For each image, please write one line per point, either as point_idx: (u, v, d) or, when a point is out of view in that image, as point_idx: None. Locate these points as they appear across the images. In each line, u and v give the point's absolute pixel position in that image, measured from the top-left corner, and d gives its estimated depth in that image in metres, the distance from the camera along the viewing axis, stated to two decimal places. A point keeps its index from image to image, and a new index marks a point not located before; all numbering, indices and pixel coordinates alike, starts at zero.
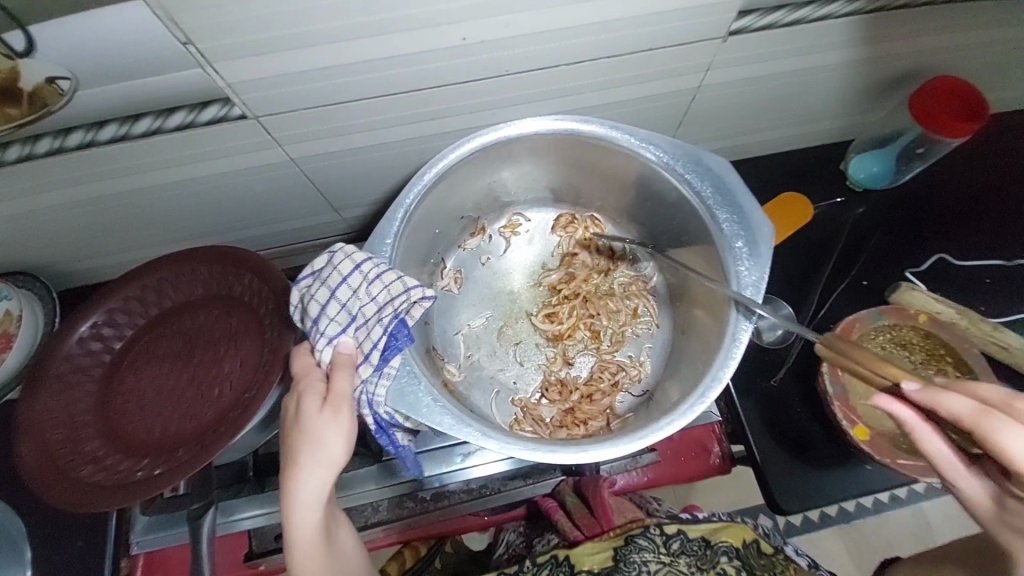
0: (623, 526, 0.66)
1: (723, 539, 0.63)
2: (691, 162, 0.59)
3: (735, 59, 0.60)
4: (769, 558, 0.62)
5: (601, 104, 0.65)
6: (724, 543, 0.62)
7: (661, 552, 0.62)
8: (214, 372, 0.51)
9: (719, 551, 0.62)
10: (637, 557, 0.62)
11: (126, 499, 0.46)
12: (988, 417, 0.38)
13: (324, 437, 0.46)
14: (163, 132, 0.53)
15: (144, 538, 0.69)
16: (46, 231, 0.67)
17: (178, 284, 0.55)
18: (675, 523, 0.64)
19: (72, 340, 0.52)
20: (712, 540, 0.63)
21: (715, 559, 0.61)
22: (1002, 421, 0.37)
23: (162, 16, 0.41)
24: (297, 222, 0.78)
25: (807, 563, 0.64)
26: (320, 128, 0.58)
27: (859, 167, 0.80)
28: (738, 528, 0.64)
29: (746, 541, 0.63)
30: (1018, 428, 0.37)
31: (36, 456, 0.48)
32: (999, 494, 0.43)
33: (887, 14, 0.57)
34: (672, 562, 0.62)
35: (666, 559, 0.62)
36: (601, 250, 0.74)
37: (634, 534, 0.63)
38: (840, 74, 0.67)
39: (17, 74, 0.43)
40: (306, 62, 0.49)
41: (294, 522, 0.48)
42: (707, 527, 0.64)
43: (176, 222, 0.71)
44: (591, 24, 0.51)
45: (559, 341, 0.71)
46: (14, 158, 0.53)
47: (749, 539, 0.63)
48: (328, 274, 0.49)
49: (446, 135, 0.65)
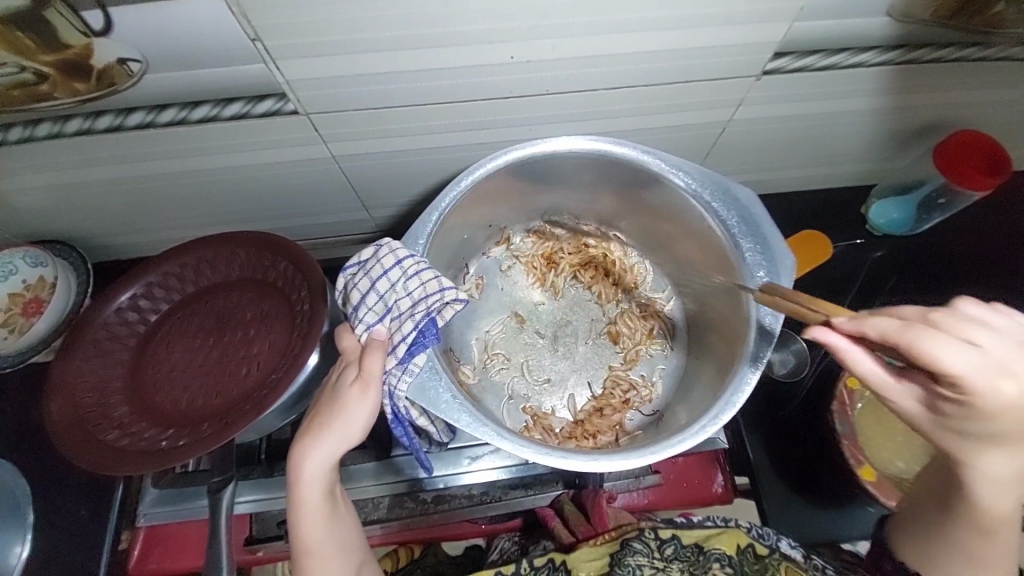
0: (619, 529, 0.65)
1: (716, 547, 0.62)
2: (718, 191, 0.60)
3: (767, 97, 0.63)
4: (763, 562, 0.62)
5: (632, 128, 0.67)
6: (717, 550, 0.62)
7: (655, 556, 0.62)
8: (243, 353, 0.53)
9: (711, 558, 0.62)
10: (632, 560, 0.61)
11: (146, 466, 0.47)
12: (914, 329, 0.37)
13: (348, 412, 0.49)
14: (217, 120, 0.56)
15: (151, 511, 0.69)
16: (89, 203, 0.70)
17: (215, 265, 0.57)
18: (669, 528, 0.64)
19: (110, 308, 0.55)
20: (705, 546, 0.63)
21: (707, 564, 0.61)
22: (926, 332, 0.37)
23: (236, 12, 0.44)
24: (328, 217, 0.80)
25: (802, 554, 0.62)
26: (364, 129, 0.61)
27: (879, 213, 0.81)
28: (732, 535, 0.63)
29: (740, 548, 0.63)
30: (940, 338, 0.37)
31: (67, 415, 0.50)
32: (931, 402, 0.43)
33: (917, 66, 0.59)
34: (665, 567, 0.61)
35: (659, 564, 0.61)
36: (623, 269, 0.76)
37: (629, 538, 0.63)
38: (867, 120, 0.69)
39: (90, 52, 0.46)
40: (361, 67, 0.52)
41: (300, 494, 0.50)
42: (700, 533, 0.64)
43: (214, 206, 0.74)
44: (633, 53, 0.54)
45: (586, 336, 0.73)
46: (73, 131, 0.56)
47: (744, 546, 0.63)
48: (372, 265, 0.53)
49: (483, 146, 0.67)
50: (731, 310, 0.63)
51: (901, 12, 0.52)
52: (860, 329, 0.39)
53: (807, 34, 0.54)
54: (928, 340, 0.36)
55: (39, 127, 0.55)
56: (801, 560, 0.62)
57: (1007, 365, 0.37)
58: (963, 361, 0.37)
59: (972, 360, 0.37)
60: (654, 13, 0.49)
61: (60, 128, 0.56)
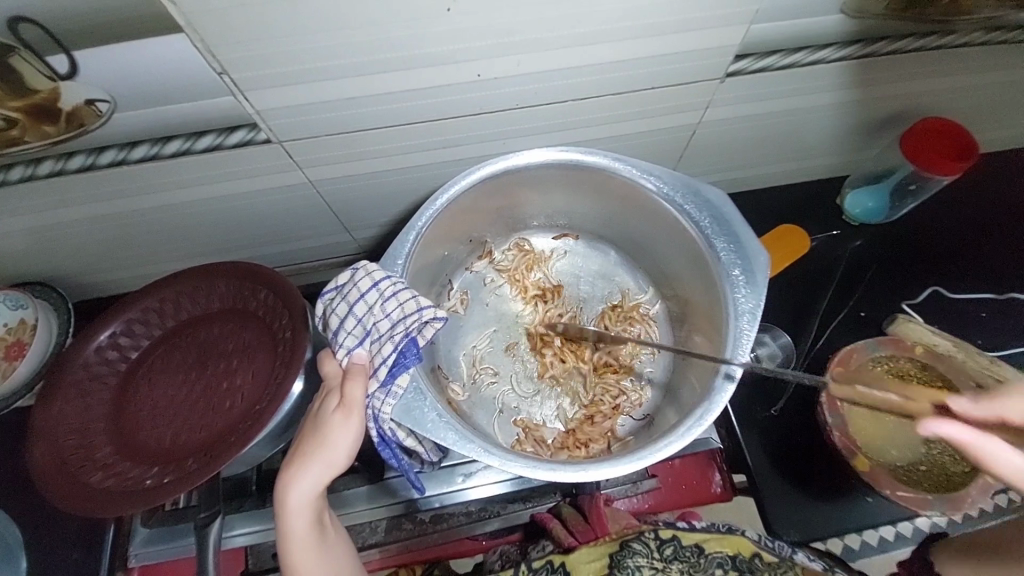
0: (619, 531, 0.65)
1: (718, 550, 0.62)
2: (691, 193, 0.61)
3: (733, 98, 0.64)
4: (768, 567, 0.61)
5: (604, 136, 0.68)
6: (719, 554, 0.61)
7: (655, 557, 0.61)
8: (227, 384, 0.53)
9: (714, 562, 0.61)
10: (631, 562, 0.60)
11: (131, 507, 0.47)
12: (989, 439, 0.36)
13: (332, 439, 0.48)
14: (191, 154, 0.56)
15: (142, 551, 0.67)
16: (67, 243, 0.70)
17: (195, 298, 0.56)
18: (669, 529, 0.63)
19: (90, 348, 0.54)
20: (706, 549, 0.62)
21: (709, 568, 0.61)
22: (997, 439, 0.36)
23: (201, 48, 0.45)
24: (310, 241, 0.80)
25: (824, 567, 0.63)
26: (338, 153, 0.62)
27: (854, 203, 0.83)
28: (736, 540, 0.63)
29: (744, 554, 0.62)
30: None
31: (49, 459, 0.50)
32: None
33: (875, 59, 0.61)
34: (665, 568, 0.61)
35: (658, 564, 0.61)
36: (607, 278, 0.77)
37: (628, 540, 0.62)
38: (834, 114, 0.71)
39: (58, 95, 0.46)
40: (331, 93, 0.53)
41: (287, 525, 0.49)
42: (700, 536, 0.63)
43: (193, 238, 0.74)
44: (597, 64, 0.55)
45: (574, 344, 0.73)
46: (46, 172, 0.56)
47: (748, 554, 0.62)
48: (349, 290, 0.53)
49: (458, 163, 0.68)
50: (711, 310, 0.63)
51: (854, 8, 0.53)
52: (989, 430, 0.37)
53: (765, 36, 0.55)
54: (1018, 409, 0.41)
55: (11, 172, 0.55)
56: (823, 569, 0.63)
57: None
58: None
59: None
60: (613, 25, 0.50)
61: (33, 171, 0.56)
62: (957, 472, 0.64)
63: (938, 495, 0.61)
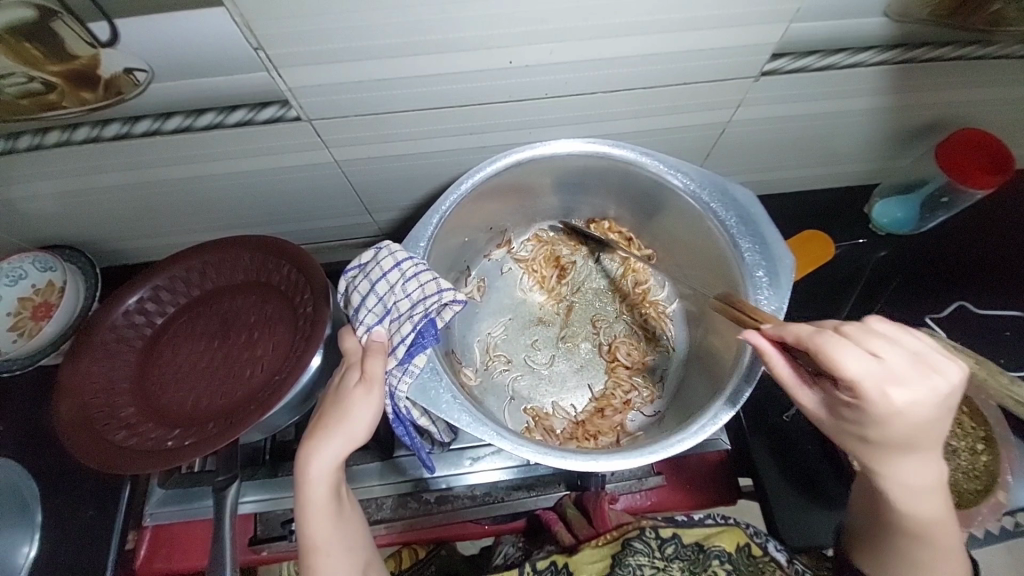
0: (619, 529, 0.67)
1: (716, 544, 0.65)
2: (717, 192, 0.61)
3: (766, 98, 0.63)
4: (756, 561, 0.64)
5: (630, 131, 0.68)
6: (717, 547, 0.64)
7: (655, 556, 0.64)
8: (248, 354, 0.54)
9: (711, 555, 0.64)
10: (633, 560, 0.64)
11: (154, 466, 0.48)
12: (818, 338, 0.41)
13: (353, 413, 0.49)
14: (222, 127, 0.57)
15: (157, 511, 0.69)
16: (97, 209, 0.71)
17: (221, 269, 0.58)
18: (670, 528, 0.66)
19: (118, 311, 0.56)
20: (705, 545, 0.65)
21: (708, 562, 0.64)
22: (833, 337, 0.40)
23: (239, 22, 0.45)
24: (332, 221, 0.81)
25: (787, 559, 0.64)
26: (364, 134, 0.62)
27: (882, 212, 0.81)
28: (732, 533, 0.65)
29: (739, 545, 0.65)
30: (845, 348, 0.40)
31: (74, 415, 0.51)
32: (835, 409, 0.45)
33: (914, 65, 0.59)
34: (666, 566, 0.63)
35: (660, 563, 0.64)
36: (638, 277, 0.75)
37: (630, 538, 0.65)
38: (868, 120, 0.69)
39: (97, 62, 0.47)
40: (361, 74, 0.53)
41: (307, 494, 0.51)
42: (700, 532, 0.66)
43: (219, 211, 0.75)
44: (628, 57, 0.54)
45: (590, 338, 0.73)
46: (81, 139, 0.57)
47: (741, 544, 0.65)
48: (372, 268, 0.54)
49: (483, 150, 0.68)
50: None
51: (898, 12, 0.52)
52: (781, 336, 0.44)
53: (804, 35, 0.54)
54: (836, 348, 0.40)
55: (48, 136, 0.57)
56: (785, 563, 0.64)
57: (910, 381, 0.40)
58: (867, 373, 0.39)
59: (877, 372, 0.39)
60: (648, 17, 0.49)
61: (68, 136, 0.57)
62: (969, 490, 0.66)
63: None
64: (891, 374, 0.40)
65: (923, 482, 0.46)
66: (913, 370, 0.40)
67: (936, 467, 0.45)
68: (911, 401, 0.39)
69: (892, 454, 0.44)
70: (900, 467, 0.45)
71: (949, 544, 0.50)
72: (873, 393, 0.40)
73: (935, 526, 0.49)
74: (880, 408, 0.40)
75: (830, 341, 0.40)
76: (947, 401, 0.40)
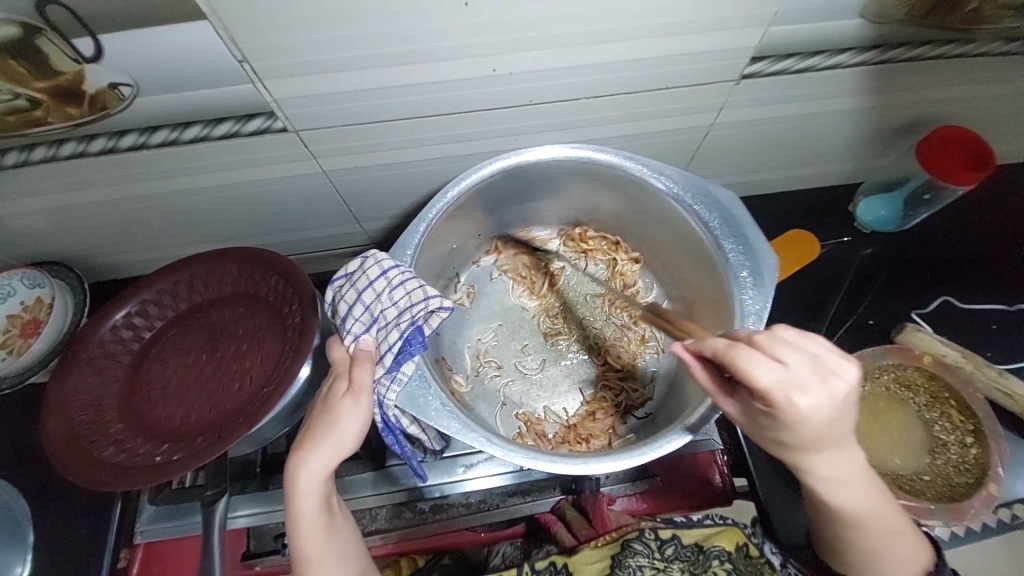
0: (619, 530, 0.66)
1: (716, 544, 0.63)
2: (700, 194, 0.61)
3: (747, 101, 0.64)
4: (755, 561, 0.62)
5: (615, 136, 0.69)
6: (717, 547, 0.62)
7: (655, 557, 0.63)
8: (236, 366, 0.54)
9: (711, 556, 0.62)
10: (632, 561, 0.62)
11: (142, 481, 0.48)
12: (734, 348, 0.43)
13: (341, 422, 0.49)
14: (208, 140, 0.57)
15: (149, 528, 0.69)
16: (85, 224, 0.71)
17: (208, 282, 0.58)
18: (669, 529, 0.64)
19: (105, 326, 0.55)
20: (705, 545, 0.63)
21: (708, 563, 0.62)
22: (744, 348, 0.42)
23: (223, 35, 0.46)
24: (322, 231, 0.81)
25: (778, 561, 0.65)
26: (351, 144, 0.62)
27: (866, 210, 0.82)
28: (732, 532, 0.64)
29: (739, 545, 0.63)
30: (756, 357, 0.42)
31: (62, 433, 0.51)
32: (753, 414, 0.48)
33: (891, 65, 0.61)
34: (666, 568, 0.62)
35: (659, 565, 0.62)
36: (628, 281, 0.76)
37: (629, 540, 0.64)
38: (849, 119, 0.70)
39: (82, 78, 0.47)
40: (346, 84, 0.53)
41: (297, 506, 0.50)
42: (700, 533, 0.64)
43: (208, 223, 0.75)
44: (610, 63, 0.55)
45: (580, 343, 0.73)
46: (67, 154, 0.57)
47: (741, 543, 0.63)
48: (358, 277, 0.54)
49: (470, 157, 0.68)
50: (718, 314, 0.63)
51: (874, 14, 0.53)
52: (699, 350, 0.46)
53: (783, 38, 0.55)
54: (747, 359, 0.42)
55: (33, 152, 0.57)
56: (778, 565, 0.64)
57: (817, 387, 0.42)
58: (775, 382, 0.41)
59: (786, 379, 0.42)
60: (629, 24, 0.50)
61: (54, 152, 0.57)
62: (961, 483, 0.66)
63: (941, 506, 0.64)
64: (800, 381, 0.42)
65: (842, 472, 0.49)
66: (818, 375, 0.42)
67: (849, 460, 0.49)
68: (816, 405, 0.41)
69: (808, 448, 0.46)
70: (818, 459, 0.48)
71: (883, 529, 0.54)
72: (785, 400, 0.42)
73: (867, 512, 0.52)
74: (790, 413, 0.42)
75: (741, 353, 0.42)
76: (850, 400, 0.43)
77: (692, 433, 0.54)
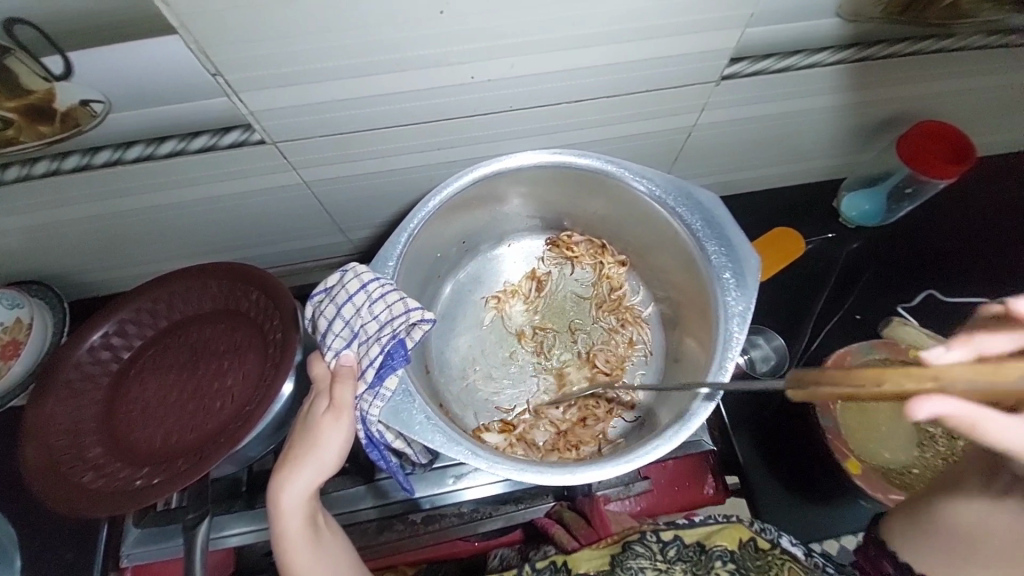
0: (620, 533, 0.65)
1: (718, 543, 0.62)
2: (682, 196, 0.61)
3: (727, 101, 0.64)
4: (763, 556, 0.61)
5: (597, 139, 0.69)
6: (719, 547, 0.61)
7: (657, 559, 0.62)
8: (217, 385, 0.53)
9: (714, 556, 0.61)
10: (633, 562, 0.61)
11: (123, 506, 0.47)
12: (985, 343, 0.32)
13: (321, 441, 0.48)
14: (185, 154, 0.57)
15: (135, 550, 0.66)
16: (62, 242, 0.70)
17: (188, 299, 0.57)
18: (671, 530, 0.64)
19: (83, 347, 0.54)
20: (707, 544, 0.62)
21: (710, 564, 0.60)
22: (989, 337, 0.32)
23: (194, 48, 0.45)
24: (305, 242, 0.80)
25: (804, 553, 0.62)
26: (332, 154, 0.62)
27: (850, 205, 0.83)
28: (734, 529, 0.63)
29: (742, 541, 0.62)
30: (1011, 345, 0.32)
31: (40, 459, 0.50)
32: None
33: (871, 62, 0.61)
34: (668, 569, 0.61)
35: (661, 566, 0.61)
36: (615, 284, 0.75)
37: (630, 541, 0.63)
38: (831, 117, 0.71)
39: (53, 96, 0.46)
40: (324, 95, 0.53)
41: (282, 527, 0.50)
42: (701, 532, 0.63)
43: (189, 238, 0.74)
44: (589, 67, 0.55)
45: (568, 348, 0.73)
46: (42, 172, 0.56)
47: (745, 539, 0.62)
48: (337, 292, 0.53)
49: (450, 164, 0.68)
50: (704, 316, 0.63)
51: (851, 13, 0.53)
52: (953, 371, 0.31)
53: (760, 39, 0.55)
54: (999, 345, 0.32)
55: (6, 171, 0.55)
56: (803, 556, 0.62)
57: None
58: None
59: None
60: (606, 28, 0.50)
61: (28, 171, 0.56)
62: None
63: None
64: None
65: None
66: None
67: None
68: None
69: None
70: None
71: None
72: None
73: None
74: None
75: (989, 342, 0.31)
76: None
77: (715, 398, 0.54)
